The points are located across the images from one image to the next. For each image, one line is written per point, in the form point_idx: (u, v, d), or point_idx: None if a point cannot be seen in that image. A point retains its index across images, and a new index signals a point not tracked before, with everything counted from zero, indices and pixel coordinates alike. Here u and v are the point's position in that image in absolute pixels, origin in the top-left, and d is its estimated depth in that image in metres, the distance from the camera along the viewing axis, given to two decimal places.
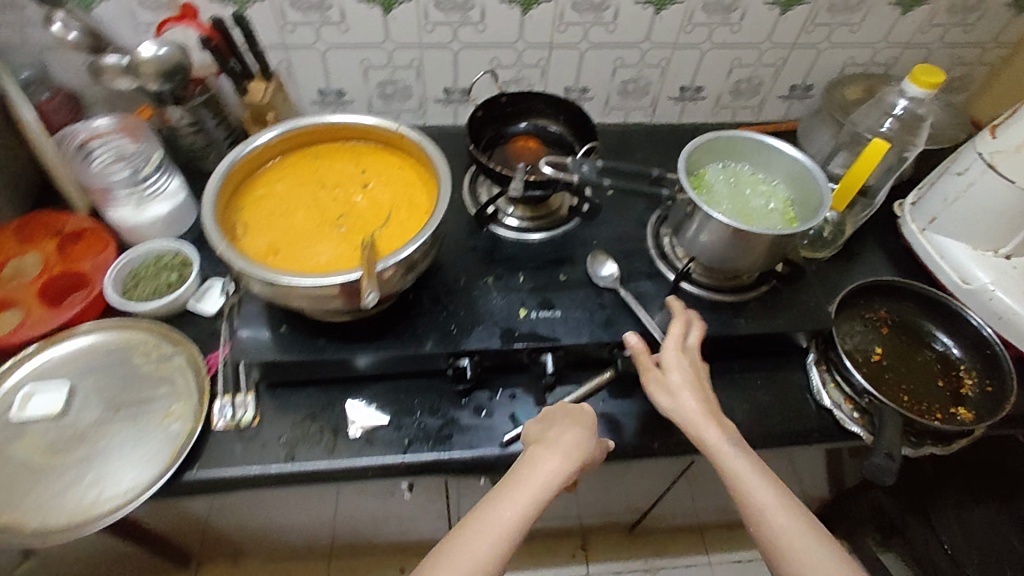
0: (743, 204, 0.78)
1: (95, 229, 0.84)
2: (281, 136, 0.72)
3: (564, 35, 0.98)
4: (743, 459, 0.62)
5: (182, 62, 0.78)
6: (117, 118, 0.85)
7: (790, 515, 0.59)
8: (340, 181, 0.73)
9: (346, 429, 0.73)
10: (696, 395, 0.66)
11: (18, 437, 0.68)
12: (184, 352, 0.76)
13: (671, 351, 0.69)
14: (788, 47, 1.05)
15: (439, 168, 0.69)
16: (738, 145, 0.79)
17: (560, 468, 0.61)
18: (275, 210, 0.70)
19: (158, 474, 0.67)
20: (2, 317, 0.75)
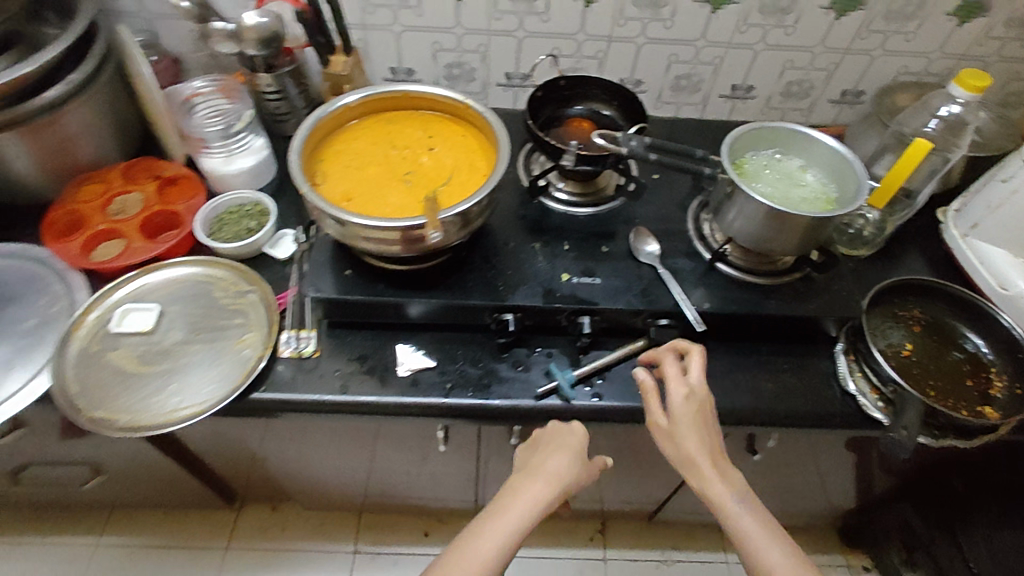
0: (783, 190, 0.81)
1: (189, 178, 0.95)
2: (361, 100, 0.81)
3: (623, 29, 1.04)
4: (746, 513, 0.68)
5: (278, 32, 0.87)
6: (218, 81, 0.97)
7: (793, 571, 0.65)
8: (410, 144, 0.81)
9: (395, 369, 0.80)
10: (703, 450, 0.70)
11: (114, 347, 0.78)
12: (258, 290, 0.85)
13: (679, 406, 0.71)
14: (841, 52, 1.08)
15: (500, 134, 0.76)
16: (781, 135, 0.84)
17: (538, 497, 0.69)
18: (350, 163, 0.78)
19: (230, 391, 0.75)
20: (108, 245, 0.86)
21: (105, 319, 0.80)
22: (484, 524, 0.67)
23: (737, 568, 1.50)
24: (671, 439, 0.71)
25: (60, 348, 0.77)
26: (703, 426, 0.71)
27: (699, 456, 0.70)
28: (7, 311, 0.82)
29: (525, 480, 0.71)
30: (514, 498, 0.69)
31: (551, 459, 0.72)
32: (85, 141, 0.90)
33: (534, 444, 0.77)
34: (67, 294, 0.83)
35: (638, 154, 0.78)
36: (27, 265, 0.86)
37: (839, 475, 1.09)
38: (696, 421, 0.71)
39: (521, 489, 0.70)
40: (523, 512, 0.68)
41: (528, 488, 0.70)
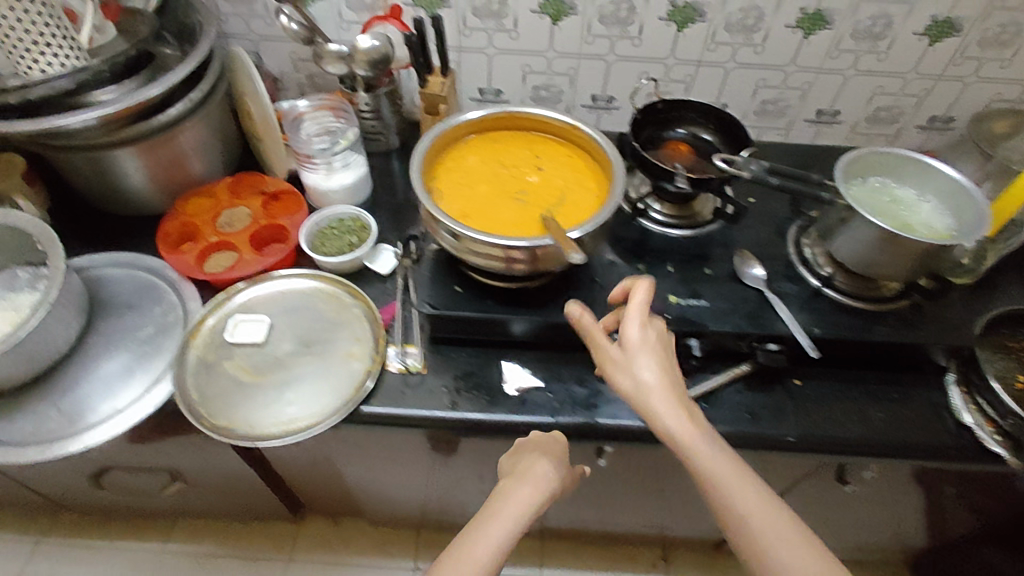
0: (894, 215, 0.80)
1: (290, 192, 0.98)
2: (471, 118, 0.82)
3: (714, 54, 1.05)
4: (715, 453, 0.62)
5: (387, 54, 0.89)
6: (326, 99, 0.99)
7: (762, 504, 0.60)
8: (519, 164, 0.82)
9: (504, 387, 0.81)
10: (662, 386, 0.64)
11: (229, 357, 0.81)
12: (361, 303, 0.88)
13: (633, 332, 0.66)
14: (933, 78, 1.07)
15: (616, 159, 0.76)
16: (889, 161, 0.84)
17: (530, 499, 0.66)
18: (462, 181, 0.80)
19: (343, 403, 0.78)
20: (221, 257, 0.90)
21: (220, 328, 0.84)
22: (476, 529, 0.63)
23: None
24: (627, 376, 0.66)
25: (181, 355, 0.80)
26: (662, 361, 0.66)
27: (657, 393, 0.64)
28: (123, 317, 0.85)
29: (511, 484, 0.67)
30: (508, 502, 0.65)
31: (534, 463, 0.70)
32: (198, 157, 0.94)
33: (513, 454, 0.73)
34: (180, 304, 0.87)
35: (760, 176, 0.79)
36: (139, 274, 0.90)
37: (932, 509, 1.05)
38: (656, 350, 0.66)
39: (511, 492, 0.66)
40: (515, 514, 0.64)
41: (516, 490, 0.66)
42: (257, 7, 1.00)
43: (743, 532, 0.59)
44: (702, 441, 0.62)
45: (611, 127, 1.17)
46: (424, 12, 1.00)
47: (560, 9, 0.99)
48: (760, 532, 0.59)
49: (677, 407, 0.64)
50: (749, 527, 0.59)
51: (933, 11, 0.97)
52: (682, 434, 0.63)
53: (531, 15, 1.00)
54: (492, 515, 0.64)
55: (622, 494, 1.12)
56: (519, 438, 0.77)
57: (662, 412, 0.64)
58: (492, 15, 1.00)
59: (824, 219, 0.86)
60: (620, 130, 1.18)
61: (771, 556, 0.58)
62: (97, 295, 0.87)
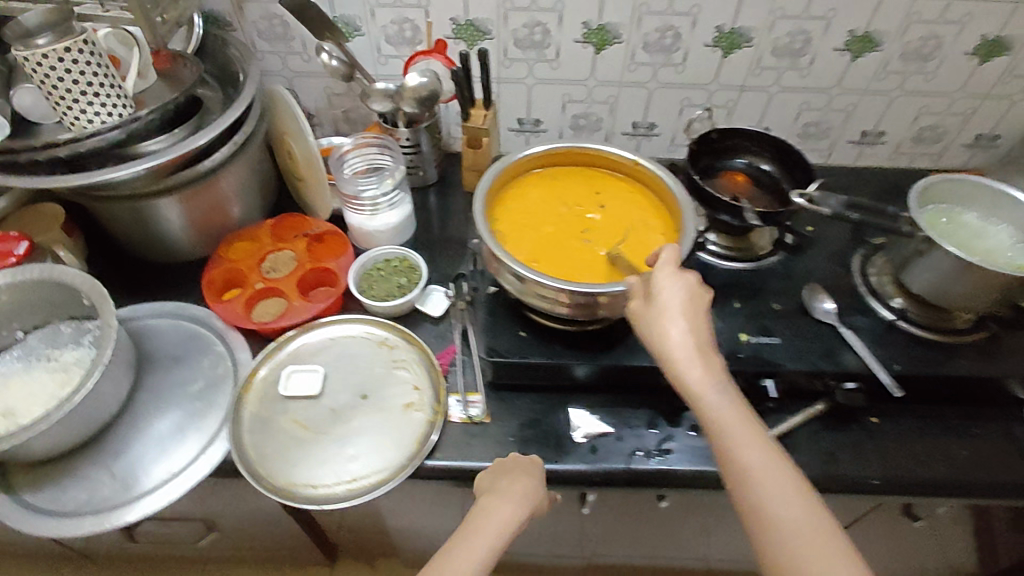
0: (971, 245, 0.78)
1: (333, 233, 0.96)
2: (528, 156, 0.80)
3: (758, 79, 1.02)
4: (730, 407, 0.59)
5: (435, 90, 0.90)
6: (373, 134, 0.96)
7: (771, 470, 0.57)
8: (581, 201, 0.81)
9: (572, 434, 0.81)
10: (685, 334, 0.62)
11: (284, 412, 0.80)
12: (414, 347, 0.87)
13: (660, 286, 0.64)
14: (980, 97, 1.05)
15: (684, 197, 0.75)
16: (960, 188, 0.81)
17: (515, 512, 0.67)
18: (524, 224, 0.78)
19: (408, 458, 0.77)
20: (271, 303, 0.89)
21: (272, 379, 0.83)
22: (463, 538, 0.63)
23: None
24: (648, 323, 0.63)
25: (237, 411, 0.80)
26: (690, 310, 0.63)
27: (678, 340, 0.62)
28: (173, 371, 0.84)
29: (493, 499, 0.68)
30: (490, 518, 0.66)
31: (515, 480, 0.71)
32: (238, 202, 0.93)
33: (493, 469, 0.74)
34: (230, 355, 0.86)
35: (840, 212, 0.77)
36: (185, 324, 0.89)
37: (999, 539, 1.02)
38: (682, 305, 0.62)
39: (493, 509, 0.67)
40: (502, 525, 0.66)
41: (500, 504, 0.68)
42: (293, 44, 0.98)
43: (751, 491, 0.56)
44: (718, 394, 0.60)
45: (651, 153, 1.15)
46: (464, 46, 0.98)
47: (604, 38, 0.97)
48: (770, 494, 0.56)
49: (698, 357, 0.61)
50: (758, 486, 0.56)
51: (984, 31, 0.95)
52: (698, 385, 0.60)
53: (574, 45, 0.98)
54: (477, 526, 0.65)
55: (678, 533, 1.09)
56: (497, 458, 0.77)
57: (681, 361, 0.61)
58: (533, 46, 0.98)
59: (899, 248, 0.84)
60: (659, 155, 1.16)
61: (776, 518, 0.55)
62: (146, 348, 0.86)
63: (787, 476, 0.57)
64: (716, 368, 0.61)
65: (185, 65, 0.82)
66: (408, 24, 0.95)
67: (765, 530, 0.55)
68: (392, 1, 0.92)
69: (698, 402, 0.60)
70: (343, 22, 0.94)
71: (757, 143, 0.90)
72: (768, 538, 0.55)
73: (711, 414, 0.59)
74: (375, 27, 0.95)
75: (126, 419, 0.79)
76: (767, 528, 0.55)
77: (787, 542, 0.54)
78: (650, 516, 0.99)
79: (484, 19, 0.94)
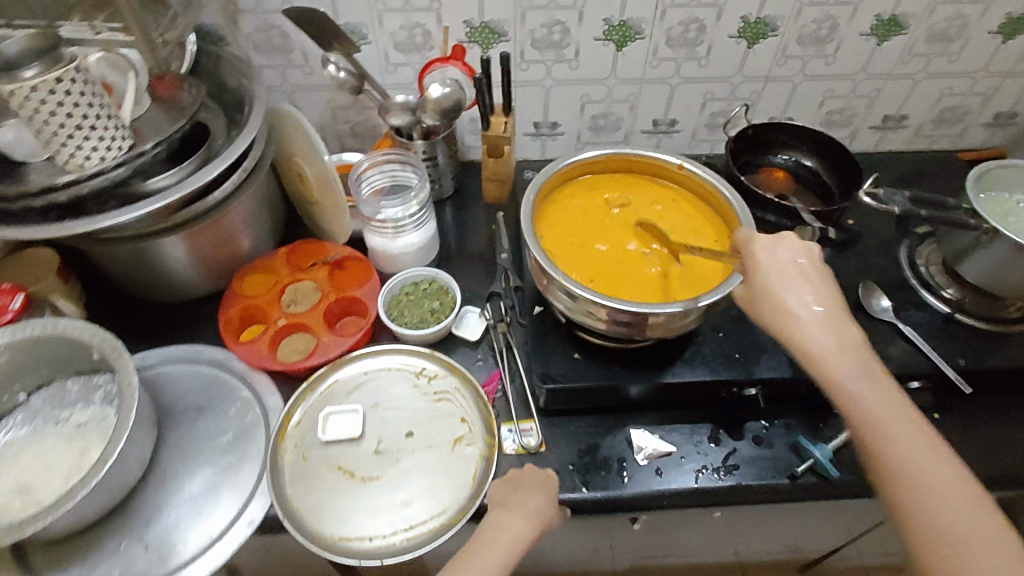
0: None
1: (355, 258, 0.91)
2: (568, 166, 0.78)
3: (782, 68, 0.99)
4: (874, 391, 0.54)
5: (459, 100, 0.85)
6: (391, 150, 0.90)
7: (916, 443, 0.52)
8: (630, 216, 0.79)
9: (634, 456, 0.77)
10: (816, 315, 0.57)
11: (326, 458, 0.75)
12: (455, 376, 0.82)
13: (774, 258, 0.61)
14: (1001, 75, 1.03)
15: (739, 208, 0.72)
16: (1016, 175, 0.80)
17: (526, 533, 0.64)
18: (569, 240, 0.77)
19: (466, 499, 0.73)
20: (297, 341, 0.83)
21: (308, 424, 0.78)
22: (467, 560, 0.61)
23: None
24: (770, 302, 0.59)
25: (277, 462, 0.74)
26: (818, 290, 0.59)
27: (809, 321, 0.57)
28: (198, 423, 0.78)
29: (503, 515, 0.65)
30: (501, 532, 0.63)
31: (529, 496, 0.68)
32: (247, 232, 0.86)
33: (508, 479, 0.71)
34: (257, 401, 0.80)
35: (908, 210, 0.73)
36: (204, 369, 0.83)
37: None
38: (800, 276, 0.59)
39: (504, 524, 0.64)
40: (510, 546, 0.62)
41: (510, 522, 0.64)
42: (293, 57, 0.91)
43: (904, 484, 0.51)
44: (860, 378, 0.55)
45: (671, 149, 1.12)
46: (478, 50, 0.92)
47: (626, 35, 0.92)
48: (927, 486, 0.50)
49: (826, 330, 0.57)
50: (913, 479, 0.51)
51: (1009, 9, 0.93)
52: (835, 368, 0.55)
53: (595, 43, 0.92)
54: (484, 545, 0.62)
55: (728, 539, 1.06)
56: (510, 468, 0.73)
57: (813, 341, 0.57)
58: (552, 46, 0.92)
59: (951, 241, 0.80)
60: (679, 152, 1.13)
61: (935, 514, 0.49)
62: (164, 400, 0.80)
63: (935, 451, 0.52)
64: (854, 349, 0.56)
65: (188, 91, 0.74)
66: (419, 30, 0.88)
67: (922, 527, 0.49)
68: (401, 6, 0.85)
69: (835, 387, 0.55)
70: (348, 31, 0.87)
71: (793, 138, 0.87)
72: (925, 538, 0.49)
73: (851, 398, 0.54)
74: (383, 35, 0.88)
75: (155, 482, 0.73)
76: (924, 525, 0.49)
77: (948, 543, 0.48)
78: (704, 526, 0.96)
79: (500, 21, 0.88)
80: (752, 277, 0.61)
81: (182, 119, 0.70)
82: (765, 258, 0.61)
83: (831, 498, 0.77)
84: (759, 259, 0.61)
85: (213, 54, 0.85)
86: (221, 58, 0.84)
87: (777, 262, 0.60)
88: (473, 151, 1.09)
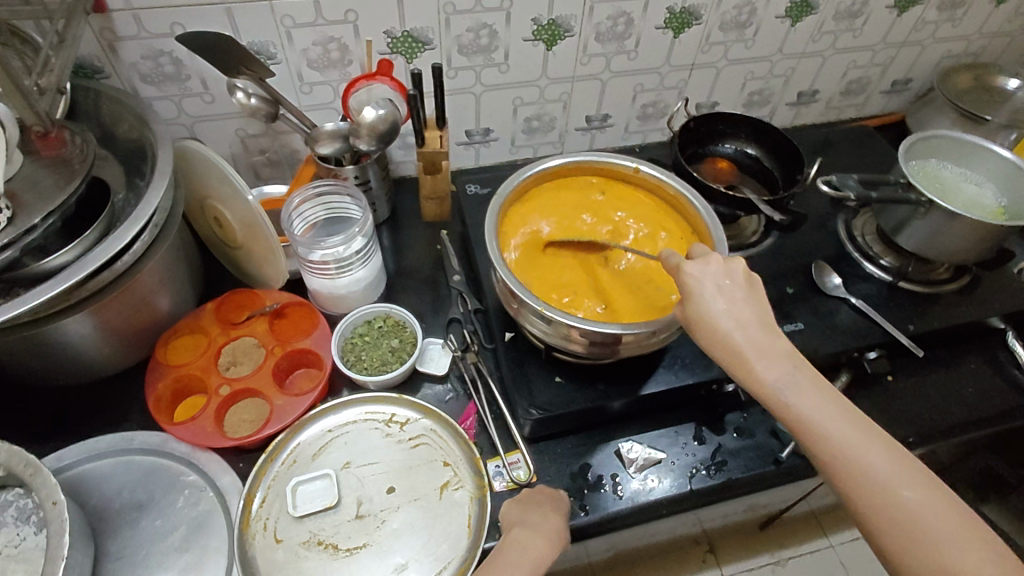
0: (954, 196, 0.84)
1: (296, 303, 0.83)
2: (527, 178, 0.75)
3: (707, 55, 0.99)
4: (805, 395, 0.54)
5: (396, 121, 0.79)
6: (326, 181, 0.82)
7: (865, 444, 0.52)
8: (594, 223, 0.78)
9: (626, 469, 0.75)
10: (744, 329, 0.56)
11: (299, 536, 0.68)
12: (429, 418, 0.76)
13: (701, 280, 0.57)
14: (897, 46, 1.08)
15: (704, 209, 0.71)
16: (937, 145, 0.88)
17: (545, 553, 0.61)
18: (535, 253, 0.74)
19: (465, 551, 0.67)
20: (248, 408, 0.75)
21: (274, 501, 0.69)
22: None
23: (844, 549, 1.29)
24: (704, 329, 0.56)
25: (247, 550, 0.65)
26: (741, 303, 0.56)
27: (741, 338, 0.55)
28: (143, 522, 0.68)
29: (523, 535, 0.62)
30: (521, 554, 0.60)
31: (546, 518, 0.64)
32: (164, 291, 0.75)
33: (521, 500, 0.67)
34: (210, 483, 0.71)
35: (860, 194, 0.77)
36: (139, 458, 0.72)
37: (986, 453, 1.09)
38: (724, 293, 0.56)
39: (524, 545, 0.61)
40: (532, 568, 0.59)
41: (530, 542, 0.61)
42: (190, 85, 0.80)
43: (860, 489, 0.51)
44: (789, 386, 0.54)
45: (605, 144, 1.10)
46: (401, 60, 0.85)
47: (555, 33, 0.88)
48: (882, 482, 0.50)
49: (759, 344, 0.55)
50: (868, 478, 0.50)
51: None
52: (768, 382, 0.54)
53: (523, 44, 0.87)
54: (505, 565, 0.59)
55: (708, 522, 1.08)
56: (523, 490, 0.70)
57: (744, 357, 0.55)
58: (479, 51, 0.87)
59: (889, 213, 0.84)
60: (612, 145, 1.11)
61: (897, 511, 0.49)
62: (96, 502, 0.69)
63: (883, 448, 0.52)
64: (779, 353, 0.55)
65: (75, 146, 0.65)
66: (334, 44, 0.80)
67: (887, 525, 0.50)
68: (313, 20, 0.76)
69: (773, 400, 0.54)
70: (254, 51, 0.77)
71: (732, 127, 0.93)
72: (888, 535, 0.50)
73: (789, 409, 0.54)
74: (294, 52, 0.79)
75: None
76: (887, 521, 0.50)
77: (908, 534, 0.49)
78: (690, 518, 0.97)
79: (423, 29, 0.82)
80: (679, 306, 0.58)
81: (75, 182, 0.61)
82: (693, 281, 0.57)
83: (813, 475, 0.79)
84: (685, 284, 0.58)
85: (96, 92, 0.73)
86: (109, 96, 0.72)
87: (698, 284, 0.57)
88: (404, 166, 1.02)
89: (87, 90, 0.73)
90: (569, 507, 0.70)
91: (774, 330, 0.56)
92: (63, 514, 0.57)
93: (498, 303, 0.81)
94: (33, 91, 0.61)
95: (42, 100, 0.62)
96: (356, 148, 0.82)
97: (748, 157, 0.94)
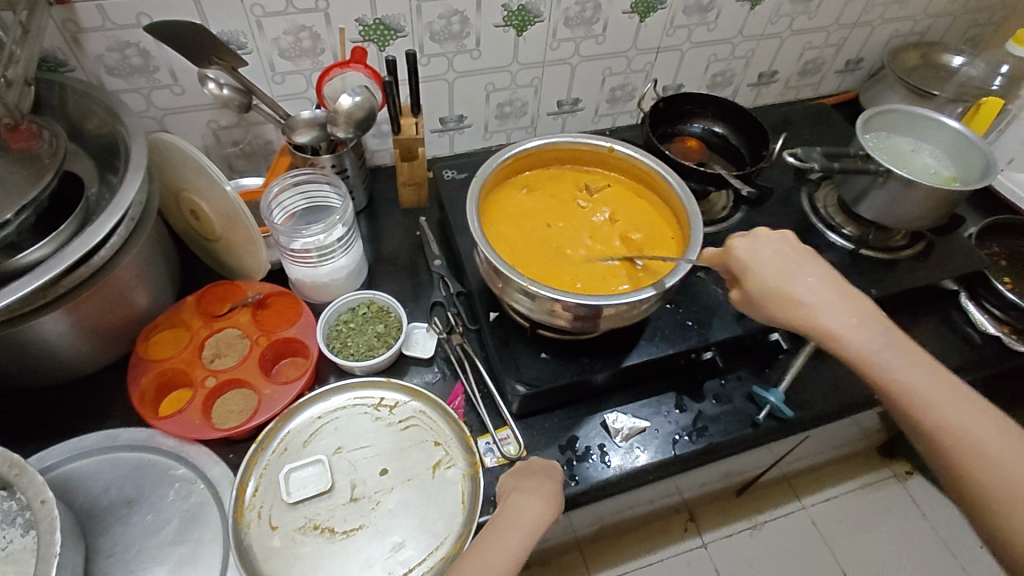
0: (908, 166, 0.89)
1: (278, 294, 0.83)
2: (506, 162, 0.77)
3: (671, 38, 1.01)
4: (897, 359, 0.55)
5: (372, 108, 0.79)
6: (303, 170, 0.82)
7: (963, 408, 0.52)
8: (570, 205, 0.80)
9: (612, 439, 0.78)
10: (826, 297, 0.58)
11: (295, 522, 0.68)
12: (418, 400, 0.77)
13: (772, 255, 0.61)
14: (850, 27, 1.13)
15: (677, 183, 0.74)
16: (891, 118, 0.93)
17: (543, 512, 0.63)
18: (516, 234, 0.76)
19: (462, 527, 0.69)
20: (235, 399, 0.75)
21: (267, 489, 0.70)
22: (490, 536, 0.60)
23: (816, 510, 1.34)
24: (775, 296, 0.59)
25: (241, 539, 0.66)
26: (810, 274, 0.60)
27: (818, 305, 0.58)
28: (134, 518, 0.68)
29: (521, 498, 0.64)
30: (521, 514, 0.62)
31: (542, 483, 0.67)
32: (142, 286, 0.74)
33: (516, 471, 0.69)
34: (200, 476, 0.71)
35: (824, 166, 0.82)
36: (125, 455, 0.71)
37: None
38: (794, 265, 0.60)
39: (523, 507, 0.63)
40: (532, 527, 0.61)
41: (528, 503, 0.63)
42: (158, 77, 0.78)
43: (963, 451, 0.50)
44: (881, 349, 0.55)
45: (576, 128, 1.12)
46: (373, 48, 0.85)
47: (525, 19, 0.89)
48: (986, 446, 0.50)
49: (841, 310, 0.57)
50: (971, 442, 0.50)
51: None
52: (857, 344, 0.56)
53: (494, 30, 0.89)
54: (505, 524, 0.61)
55: (690, 490, 1.12)
56: (517, 463, 0.72)
57: (826, 323, 0.57)
58: (451, 38, 0.88)
59: (850, 185, 0.89)
60: (583, 129, 1.13)
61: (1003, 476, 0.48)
62: (84, 501, 0.68)
63: (985, 414, 0.52)
64: (868, 320, 0.57)
65: (50, 141, 0.64)
66: (306, 33, 0.80)
67: (989, 488, 0.49)
68: (283, 9, 0.76)
69: (862, 363, 0.56)
70: (225, 41, 0.77)
71: (698, 106, 0.97)
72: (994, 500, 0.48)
73: (882, 369, 0.55)
74: (265, 42, 0.79)
75: None
76: (991, 485, 0.49)
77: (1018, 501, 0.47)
78: (672, 487, 1.01)
79: (395, 16, 0.82)
80: (750, 280, 0.62)
81: (49, 176, 0.61)
82: (757, 258, 0.62)
83: (788, 435, 0.83)
84: (755, 258, 0.62)
85: (60, 85, 0.71)
86: (75, 90, 0.71)
87: (769, 260, 0.61)
88: (379, 155, 1.02)
89: (51, 84, 0.71)
90: (561, 476, 0.72)
91: (860, 300, 0.58)
92: (53, 512, 0.56)
93: (481, 284, 0.82)
94: (2, 84, 0.61)
95: (9, 93, 0.62)
96: (334, 137, 0.82)
97: (715, 135, 0.98)
